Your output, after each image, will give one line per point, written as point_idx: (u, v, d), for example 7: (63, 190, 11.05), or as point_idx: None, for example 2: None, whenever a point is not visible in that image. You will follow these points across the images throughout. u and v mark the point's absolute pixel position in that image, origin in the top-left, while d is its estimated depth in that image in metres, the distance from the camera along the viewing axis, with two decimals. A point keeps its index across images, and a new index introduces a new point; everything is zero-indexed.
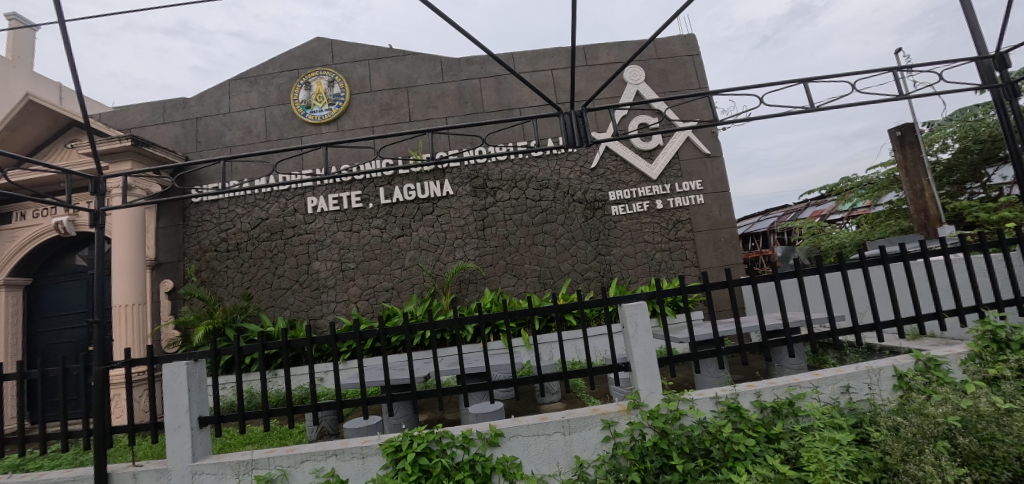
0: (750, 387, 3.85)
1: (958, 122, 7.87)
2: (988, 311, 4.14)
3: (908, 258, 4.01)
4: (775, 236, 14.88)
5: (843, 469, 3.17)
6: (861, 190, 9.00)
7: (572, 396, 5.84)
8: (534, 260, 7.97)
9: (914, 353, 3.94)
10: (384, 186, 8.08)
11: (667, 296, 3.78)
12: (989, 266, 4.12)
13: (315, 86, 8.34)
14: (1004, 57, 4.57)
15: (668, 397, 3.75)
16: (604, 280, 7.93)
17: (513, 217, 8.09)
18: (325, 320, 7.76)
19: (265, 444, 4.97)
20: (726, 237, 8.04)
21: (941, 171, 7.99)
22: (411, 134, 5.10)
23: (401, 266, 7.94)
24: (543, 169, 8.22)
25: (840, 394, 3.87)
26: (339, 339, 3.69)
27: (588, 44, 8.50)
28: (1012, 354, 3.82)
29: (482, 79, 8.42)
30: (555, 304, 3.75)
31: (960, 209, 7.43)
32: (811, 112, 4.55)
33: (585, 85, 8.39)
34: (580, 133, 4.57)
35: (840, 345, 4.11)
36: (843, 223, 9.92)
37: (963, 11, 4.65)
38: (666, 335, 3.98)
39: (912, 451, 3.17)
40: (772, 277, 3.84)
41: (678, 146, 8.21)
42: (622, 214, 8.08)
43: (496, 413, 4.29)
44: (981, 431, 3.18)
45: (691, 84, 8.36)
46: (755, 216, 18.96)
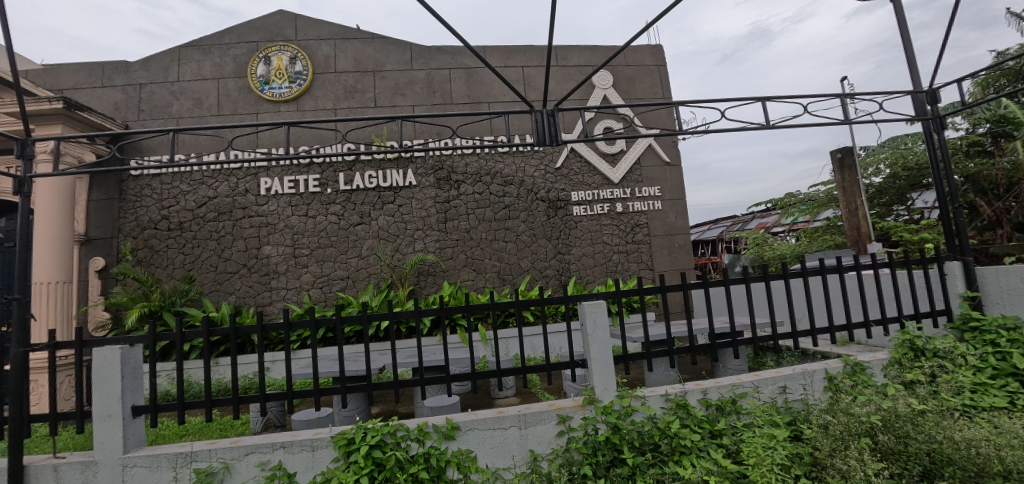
0: (697, 385, 4.06)
1: (890, 149, 8.60)
2: (908, 322, 4.61)
3: (842, 271, 4.46)
4: (723, 244, 15.73)
5: (778, 462, 3.45)
6: (803, 206, 9.65)
7: (527, 392, 6.06)
8: (494, 256, 7.98)
9: (843, 357, 4.35)
10: (344, 171, 7.79)
11: (624, 296, 3.92)
12: (911, 281, 4.63)
13: (275, 61, 7.93)
14: (935, 93, 5.16)
15: (622, 394, 3.90)
16: (562, 278, 8.06)
17: (476, 212, 8.05)
18: (274, 307, 7.40)
19: (205, 436, 4.76)
20: (680, 243, 8.41)
21: (873, 193, 8.73)
22: (378, 121, 4.99)
23: (358, 255, 7.71)
24: (508, 165, 8.24)
25: (777, 394, 4.18)
26: (293, 327, 3.56)
27: (560, 45, 8.60)
28: (926, 360, 4.29)
29: (453, 70, 8.31)
30: (515, 300, 3.86)
31: (887, 229, 8.15)
32: (767, 129, 4.85)
33: (556, 86, 8.49)
34: (550, 132, 4.67)
35: (781, 348, 4.48)
36: (785, 235, 10.60)
37: (907, 49, 5.11)
38: (624, 334, 4.13)
39: (838, 447, 3.45)
40: (722, 283, 4.13)
41: (641, 152, 8.44)
42: (584, 214, 8.24)
43: (453, 407, 4.28)
44: (898, 429, 3.49)
45: (656, 93, 8.65)
46: (705, 226, 19.73)
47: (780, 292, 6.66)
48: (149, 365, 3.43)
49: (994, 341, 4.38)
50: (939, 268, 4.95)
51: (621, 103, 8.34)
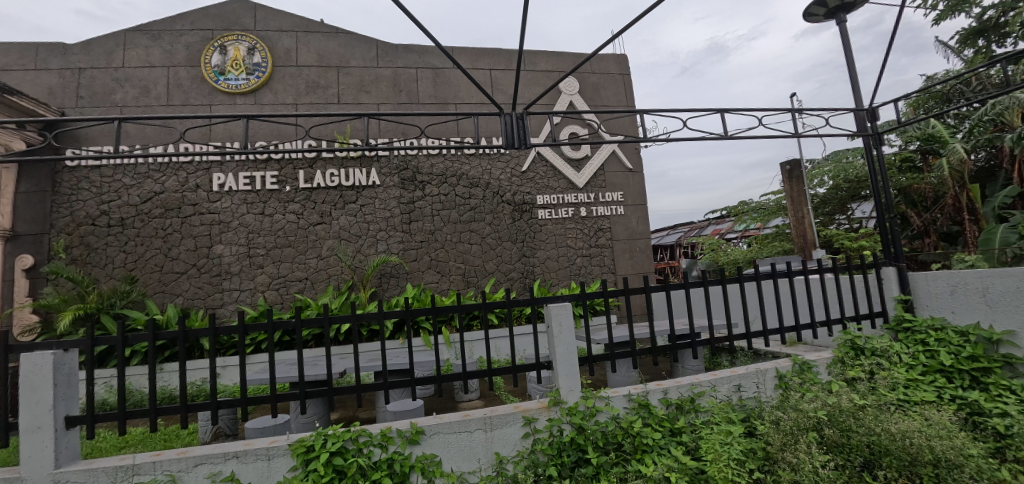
0: (658, 385, 4.20)
1: (833, 163, 9.23)
2: (849, 324, 4.91)
3: (789, 275, 4.83)
4: (680, 249, 16.29)
5: (734, 457, 3.59)
6: (754, 213, 10.20)
7: (491, 394, 6.07)
8: (459, 258, 7.93)
9: (792, 356, 4.63)
10: (304, 169, 7.52)
11: (589, 300, 4.04)
12: (854, 284, 5.00)
13: (232, 52, 7.56)
14: (874, 111, 5.61)
15: (587, 394, 3.97)
16: (527, 281, 8.11)
17: (441, 214, 7.97)
18: (226, 310, 7.04)
19: (147, 448, 4.44)
20: (641, 247, 8.66)
21: (818, 202, 9.33)
22: (344, 117, 4.83)
23: (317, 256, 7.46)
24: (474, 167, 8.21)
25: (732, 392, 4.39)
26: (248, 330, 3.34)
27: (528, 50, 8.67)
28: (866, 358, 4.55)
29: (420, 69, 8.20)
30: (479, 303, 3.89)
31: (830, 237, 8.74)
32: (724, 140, 5.08)
33: (523, 90, 8.56)
34: (518, 135, 4.70)
35: (736, 348, 4.85)
36: (737, 242, 11.13)
37: (851, 69, 5.51)
38: (589, 335, 4.21)
39: (789, 441, 3.60)
40: (680, 286, 4.42)
41: (604, 158, 8.63)
42: (548, 218, 8.33)
43: (415, 411, 4.19)
44: (841, 422, 3.66)
45: (620, 101, 8.90)
46: (663, 231, 20.38)
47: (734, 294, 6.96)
48: (85, 372, 3.13)
49: (925, 339, 4.64)
50: (877, 272, 5.21)
51: (586, 110, 8.51)
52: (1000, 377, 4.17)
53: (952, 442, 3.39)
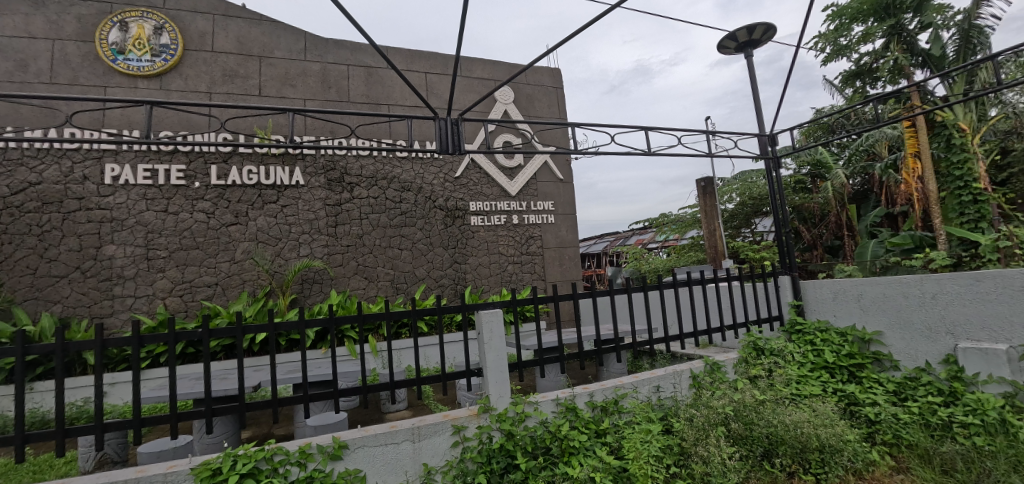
0: (584, 388, 4.13)
1: (740, 181, 10.18)
2: (752, 327, 5.25)
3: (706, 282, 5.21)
4: (606, 258, 16.97)
5: (654, 454, 3.52)
6: (673, 225, 10.97)
7: (418, 405, 5.60)
8: (388, 263, 7.67)
9: (704, 358, 4.77)
10: (218, 164, 6.88)
11: (521, 306, 4.05)
12: (766, 290, 5.46)
13: (134, 29, 6.80)
14: (774, 137, 6.28)
15: (515, 400, 3.86)
16: (457, 287, 8.04)
17: (370, 217, 7.66)
18: (117, 319, 6.27)
19: (12, 481, 3.74)
20: (569, 255, 8.93)
21: (727, 217, 10.22)
22: (266, 110, 4.32)
23: (230, 259, 6.87)
24: (406, 171, 8.00)
25: (652, 393, 4.42)
26: (143, 343, 2.96)
27: (464, 57, 8.66)
28: (765, 358, 4.77)
29: (351, 67, 7.87)
30: (410, 309, 3.76)
31: (737, 248, 9.62)
32: (647, 156, 5.35)
33: (459, 96, 8.54)
34: (454, 140, 4.51)
35: (656, 350, 5.15)
36: (658, 251, 11.85)
37: (755, 99, 6.14)
38: (519, 341, 4.18)
39: (701, 436, 3.59)
40: (608, 293, 4.67)
41: (537, 169, 8.81)
42: (481, 225, 8.33)
43: (338, 424, 3.88)
44: (746, 416, 3.71)
45: (553, 114, 9.18)
46: (589, 241, 21.18)
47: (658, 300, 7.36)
48: None
49: (813, 339, 4.99)
50: (775, 281, 5.54)
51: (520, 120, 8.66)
52: (871, 371, 4.56)
53: (833, 429, 3.57)
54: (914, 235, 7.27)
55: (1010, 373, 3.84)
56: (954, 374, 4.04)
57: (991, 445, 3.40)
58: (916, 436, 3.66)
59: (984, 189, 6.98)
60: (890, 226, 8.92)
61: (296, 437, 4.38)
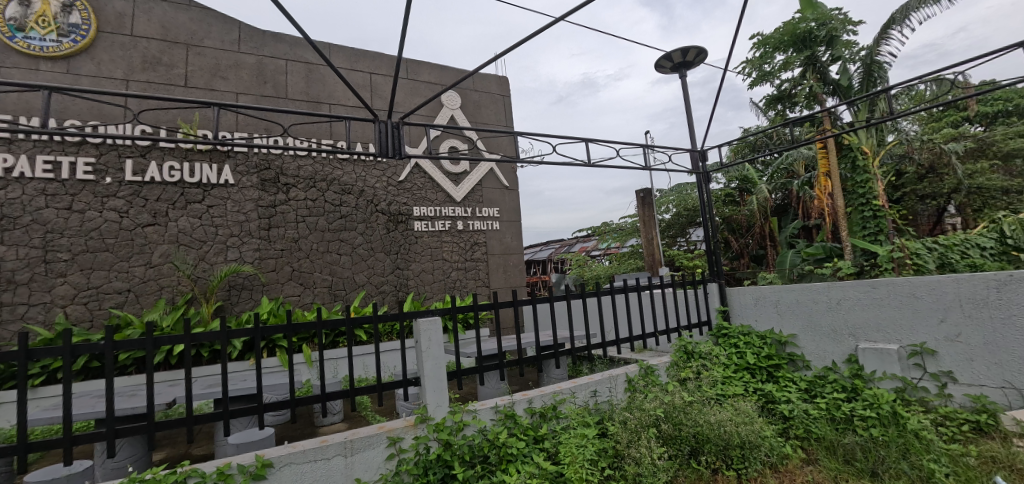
0: (523, 395, 4.13)
1: (677, 193, 10.71)
2: (683, 332, 5.48)
3: (641, 289, 5.41)
4: (551, 264, 17.18)
5: (589, 458, 3.57)
6: (614, 233, 11.36)
7: (356, 416, 5.05)
8: (325, 269, 7.40)
9: (639, 362, 4.93)
10: (134, 158, 6.43)
11: (459, 313, 4.08)
12: (696, 297, 5.75)
13: (39, 5, 6.24)
14: (704, 153, 6.68)
15: (454, 409, 3.75)
16: (399, 294, 7.88)
17: (306, 220, 7.38)
18: (9, 330, 5.69)
19: None
20: (514, 262, 9.00)
21: (664, 226, 10.71)
22: (190, 102, 3.91)
23: (146, 263, 6.39)
24: (347, 173, 7.78)
25: (589, 397, 4.52)
26: (34, 356, 2.70)
27: (411, 59, 8.59)
28: (692, 362, 5.02)
29: (290, 62, 7.58)
30: (346, 318, 3.65)
31: (673, 256, 10.09)
32: (588, 167, 5.50)
33: (403, 98, 8.43)
34: (393, 144, 4.36)
35: (593, 355, 5.28)
36: (600, 258, 12.19)
37: (688, 117, 6.50)
38: (456, 349, 4.05)
39: (634, 438, 3.70)
40: (553, 300, 4.73)
41: (483, 175, 8.83)
42: (424, 230, 8.22)
43: (265, 440, 3.57)
44: (676, 418, 3.85)
45: (500, 121, 9.27)
46: (535, 246, 21.42)
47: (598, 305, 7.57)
48: None
49: (737, 342, 5.32)
50: (703, 288, 5.85)
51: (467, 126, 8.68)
52: (786, 371, 4.92)
53: (753, 426, 3.79)
54: (825, 246, 7.97)
55: (901, 370, 4.27)
56: (856, 373, 4.44)
57: (884, 435, 3.72)
58: (822, 429, 3.97)
59: (882, 206, 7.79)
60: (806, 237, 9.77)
61: (216, 457, 3.93)
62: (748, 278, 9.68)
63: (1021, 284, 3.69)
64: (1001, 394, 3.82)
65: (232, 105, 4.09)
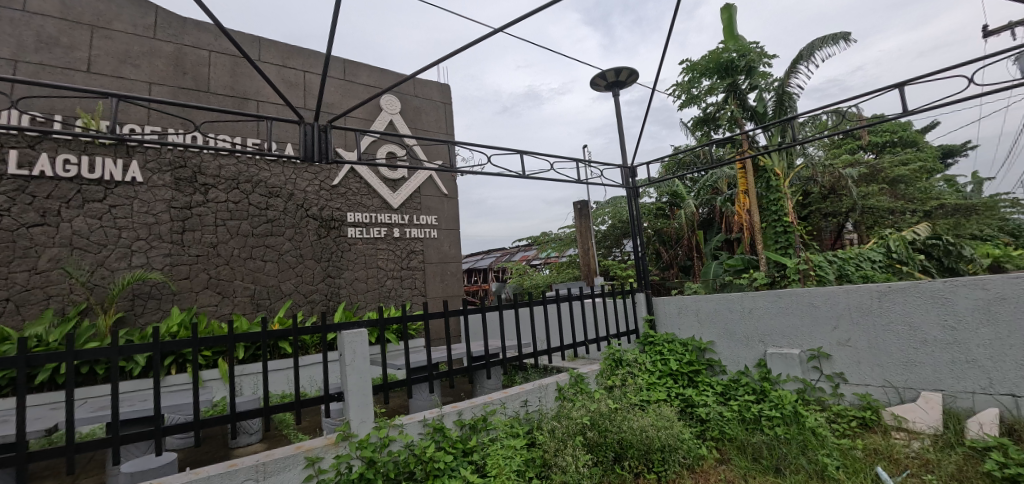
0: (453, 407, 4.08)
1: (612, 206, 11.10)
2: (612, 341, 5.66)
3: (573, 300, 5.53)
4: (491, 273, 17.12)
5: (516, 469, 3.59)
6: (553, 244, 11.61)
7: (276, 436, 4.73)
8: (247, 277, 7.00)
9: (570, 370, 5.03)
10: (21, 149, 5.82)
11: (388, 324, 3.97)
12: (624, 306, 5.96)
13: None
14: (632, 169, 6.98)
15: (378, 424, 3.62)
16: (330, 304, 7.59)
17: (227, 224, 6.96)
18: None
19: None
20: (451, 271, 8.94)
21: (600, 237, 11.05)
22: (82, 90, 3.47)
23: (31, 267, 5.80)
24: (275, 175, 7.43)
25: (520, 407, 4.55)
26: None
27: (348, 60, 8.43)
28: (619, 370, 5.18)
29: (214, 53, 7.22)
30: (265, 331, 3.42)
31: (608, 266, 10.41)
32: (523, 179, 5.43)
33: (339, 99, 8.23)
34: (320, 148, 4.13)
35: (526, 365, 5.33)
36: (540, 267, 12.36)
37: (620, 134, 6.78)
38: (382, 362, 3.91)
39: (560, 447, 3.75)
40: (492, 310, 4.74)
41: (422, 181, 8.71)
42: (358, 237, 7.98)
43: (163, 468, 3.27)
44: (601, 425, 3.97)
45: (440, 128, 9.26)
46: (476, 255, 21.33)
47: (535, 312, 7.64)
48: None
49: (661, 349, 5.55)
50: (631, 297, 6.08)
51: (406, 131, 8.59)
52: (705, 376, 5.22)
53: (672, 429, 3.97)
54: (745, 258, 8.56)
55: (801, 372, 4.64)
56: (763, 376, 4.78)
57: (786, 433, 4.02)
58: (734, 430, 4.24)
59: (790, 222, 8.55)
60: (728, 249, 10.36)
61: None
62: (676, 287, 10.19)
63: (897, 294, 4.14)
64: (882, 392, 4.24)
65: (128, 98, 3.59)
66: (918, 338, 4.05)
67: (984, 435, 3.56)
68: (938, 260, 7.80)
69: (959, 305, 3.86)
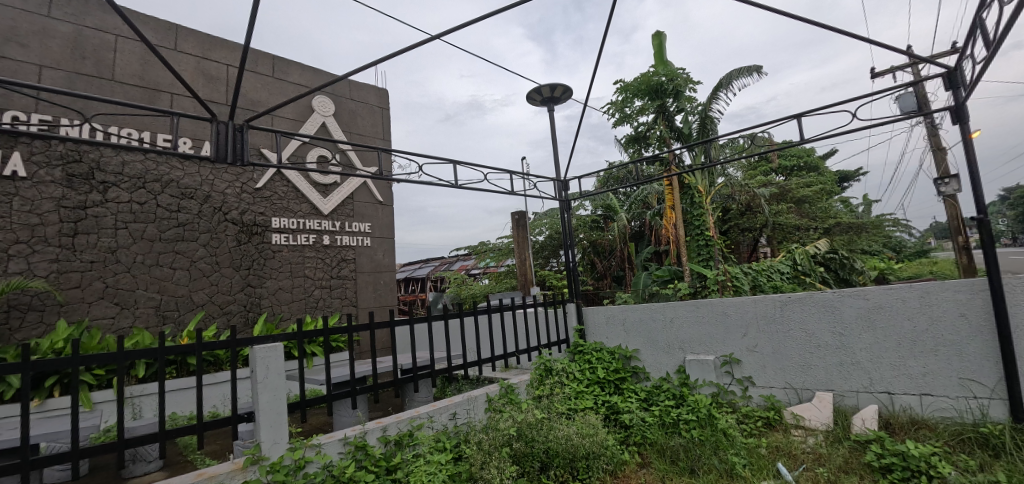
0: (376, 423, 3.96)
1: (549, 217, 11.32)
2: (543, 351, 5.71)
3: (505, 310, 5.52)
4: (429, 282, 16.84)
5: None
6: (492, 253, 11.63)
7: (179, 462, 4.27)
8: (153, 285, 6.46)
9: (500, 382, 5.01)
10: None
11: (307, 338, 3.74)
12: (555, 316, 6.05)
13: None
14: (565, 183, 7.17)
15: (294, 445, 3.42)
16: (249, 315, 7.16)
17: (129, 227, 6.40)
18: None
19: None
20: (385, 280, 8.71)
21: (537, 248, 11.21)
22: None
23: None
24: (190, 175, 6.92)
25: (448, 420, 4.48)
26: None
27: (278, 56, 8.09)
28: (549, 380, 5.22)
29: (122, 38, 6.67)
30: (166, 348, 3.12)
31: (544, 276, 10.57)
32: (454, 189, 5.33)
33: (266, 96, 7.86)
34: (234, 149, 3.88)
35: (458, 376, 5.26)
36: (479, 277, 12.34)
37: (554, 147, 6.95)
38: (301, 378, 3.70)
39: (486, 459, 3.69)
40: (426, 320, 4.62)
41: (355, 187, 8.44)
42: (283, 244, 7.58)
43: None
44: (528, 435, 3.96)
45: (376, 133, 9.06)
46: (415, 264, 20.95)
47: (470, 321, 7.60)
48: None
49: (589, 358, 5.67)
50: (562, 308, 6.19)
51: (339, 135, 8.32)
52: (630, 383, 5.40)
53: (596, 437, 4.06)
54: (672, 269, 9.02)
55: (715, 377, 4.92)
56: (682, 381, 5.00)
57: (701, 435, 4.23)
58: (654, 435, 4.42)
59: (711, 236, 9.12)
60: (658, 260, 10.91)
61: None
62: (609, 297, 10.51)
63: (796, 304, 4.52)
64: (784, 393, 4.60)
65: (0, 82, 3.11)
66: (813, 344, 4.44)
67: (866, 429, 3.92)
68: (835, 271, 8.64)
69: (845, 313, 4.29)
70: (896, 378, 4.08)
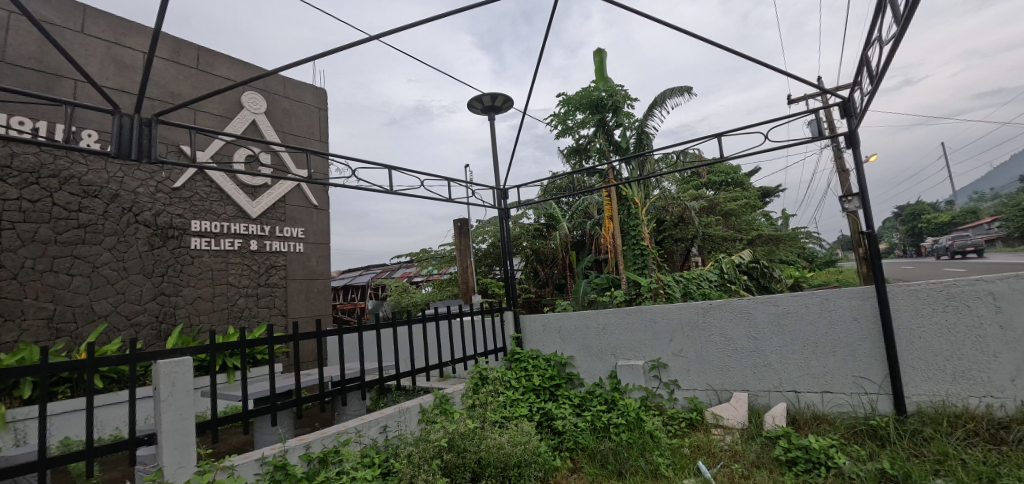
0: (299, 440, 3.74)
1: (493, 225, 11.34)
2: (479, 359, 5.67)
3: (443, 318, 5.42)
4: (369, 290, 16.30)
5: None
6: (434, 261, 11.48)
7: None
8: (44, 294, 5.85)
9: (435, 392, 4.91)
10: None
11: (221, 351, 3.48)
12: (493, 323, 6.02)
13: None
14: (504, 192, 7.22)
15: (202, 468, 3.14)
16: (161, 326, 6.62)
17: (18, 227, 5.78)
18: None
19: None
20: (318, 288, 8.34)
21: (479, 256, 11.18)
22: None
23: None
24: (95, 172, 6.35)
25: (378, 433, 4.33)
26: None
27: (205, 48, 7.63)
28: (485, 388, 5.17)
29: (17, 17, 6.04)
30: (51, 364, 2.80)
31: (486, 284, 10.54)
32: (387, 195, 5.21)
33: (189, 89, 7.37)
34: (140, 144, 3.59)
35: (393, 385, 5.10)
36: (421, 285, 12.12)
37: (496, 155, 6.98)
38: (213, 394, 3.44)
39: (415, 472, 3.57)
40: (358, 329, 4.45)
41: (288, 190, 8.06)
42: (204, 248, 7.07)
43: None
44: (460, 446, 3.88)
45: (313, 133, 8.72)
46: (355, 271, 20.30)
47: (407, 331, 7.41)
48: None
49: (526, 365, 5.69)
50: (500, 315, 6.19)
51: (272, 134, 7.93)
52: (565, 389, 5.47)
53: (527, 445, 4.07)
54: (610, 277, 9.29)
55: (644, 381, 5.09)
56: (614, 386, 5.13)
57: (629, 438, 4.35)
58: (585, 439, 4.50)
59: (646, 246, 9.47)
60: (598, 268, 11.24)
61: None
62: (550, 304, 10.66)
63: (717, 310, 4.77)
64: (706, 394, 4.83)
65: None
66: (731, 347, 4.71)
67: (776, 425, 4.19)
68: (757, 280, 9.18)
69: (758, 317, 4.58)
70: (801, 377, 4.40)
